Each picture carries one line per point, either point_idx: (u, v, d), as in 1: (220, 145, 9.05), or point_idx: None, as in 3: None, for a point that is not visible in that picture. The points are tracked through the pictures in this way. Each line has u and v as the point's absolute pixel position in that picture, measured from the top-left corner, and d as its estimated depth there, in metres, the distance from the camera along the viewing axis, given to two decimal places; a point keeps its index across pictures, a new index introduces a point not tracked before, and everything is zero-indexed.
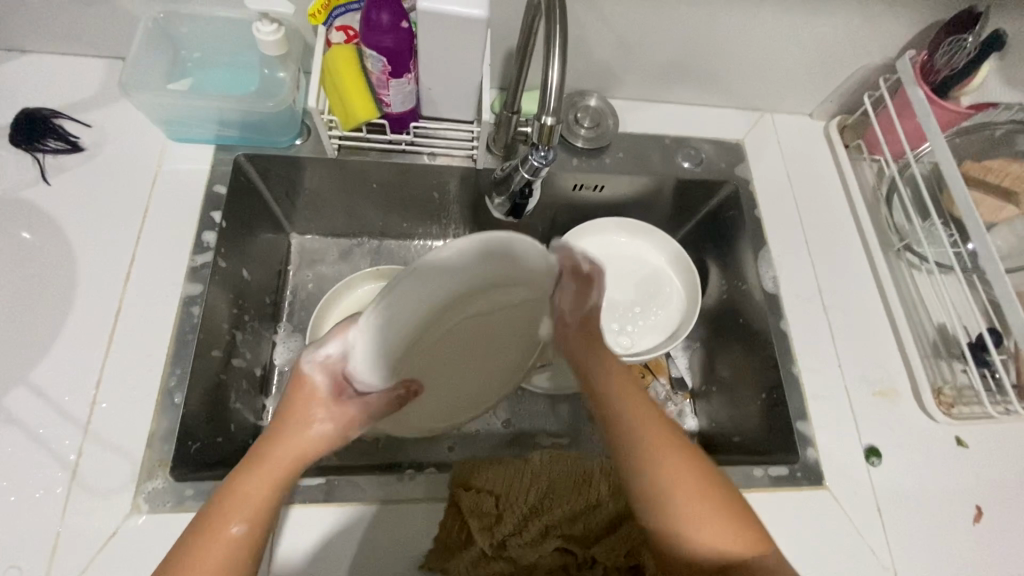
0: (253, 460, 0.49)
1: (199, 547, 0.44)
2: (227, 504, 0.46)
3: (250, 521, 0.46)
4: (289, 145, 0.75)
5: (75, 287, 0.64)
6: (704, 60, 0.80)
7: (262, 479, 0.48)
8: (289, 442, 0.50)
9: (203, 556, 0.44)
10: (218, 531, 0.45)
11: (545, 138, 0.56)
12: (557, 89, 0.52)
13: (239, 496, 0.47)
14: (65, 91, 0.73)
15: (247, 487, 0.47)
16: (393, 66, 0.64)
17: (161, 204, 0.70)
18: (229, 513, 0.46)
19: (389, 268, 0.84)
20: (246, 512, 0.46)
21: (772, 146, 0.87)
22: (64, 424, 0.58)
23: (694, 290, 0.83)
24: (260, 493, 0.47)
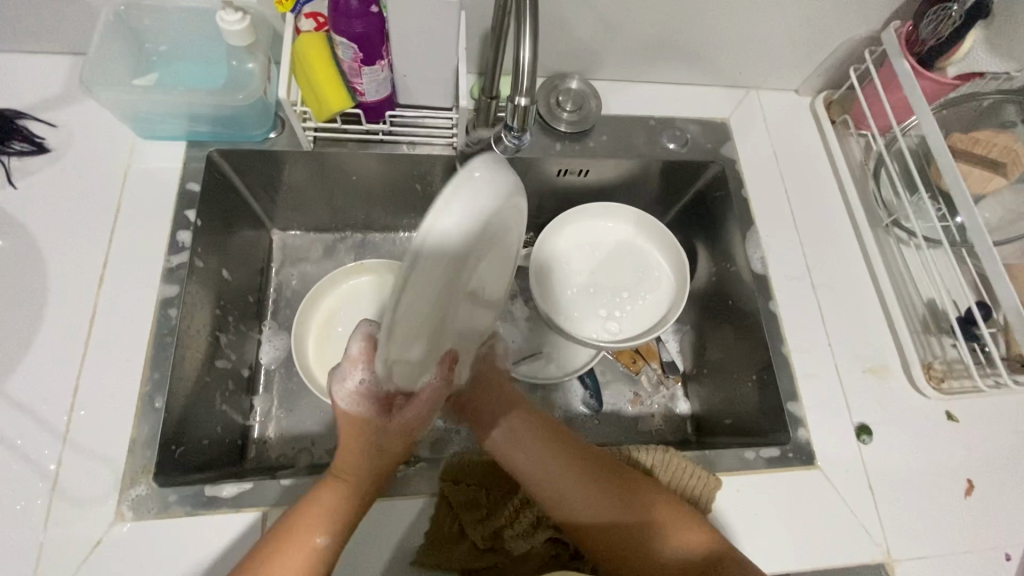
0: (331, 477, 0.54)
1: (284, 552, 0.50)
2: (307, 518, 0.52)
3: (330, 532, 0.51)
4: (263, 139, 0.73)
5: (47, 292, 0.63)
6: (687, 38, 0.78)
7: (337, 492, 0.53)
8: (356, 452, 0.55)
9: (289, 562, 0.50)
10: (303, 543, 0.50)
11: (518, 119, 0.57)
12: (529, 71, 0.51)
13: (316, 512, 0.52)
14: (28, 91, 0.71)
15: (327, 495, 0.53)
16: (364, 54, 0.62)
17: (133, 205, 0.68)
18: (310, 528, 0.51)
19: (372, 262, 0.83)
20: (325, 526, 0.51)
21: (758, 125, 0.86)
22: (42, 433, 0.57)
23: (682, 274, 0.81)
24: (339, 507, 0.53)
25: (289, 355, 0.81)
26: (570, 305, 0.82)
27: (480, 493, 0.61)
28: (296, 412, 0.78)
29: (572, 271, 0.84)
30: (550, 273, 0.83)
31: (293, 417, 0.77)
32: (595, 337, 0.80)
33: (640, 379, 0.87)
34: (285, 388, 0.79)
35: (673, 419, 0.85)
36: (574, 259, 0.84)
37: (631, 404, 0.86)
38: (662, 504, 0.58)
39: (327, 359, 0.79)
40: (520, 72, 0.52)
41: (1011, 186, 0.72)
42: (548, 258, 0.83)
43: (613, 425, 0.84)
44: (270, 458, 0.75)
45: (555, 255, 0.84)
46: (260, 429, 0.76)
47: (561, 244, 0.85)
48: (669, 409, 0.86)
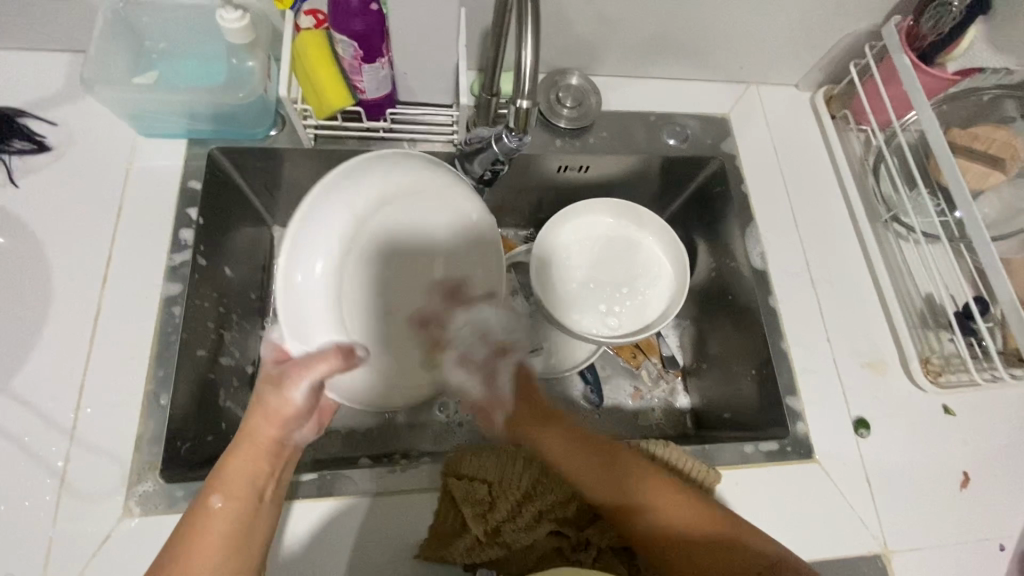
0: (239, 438, 0.49)
1: (192, 518, 0.47)
2: (217, 477, 0.48)
3: (227, 496, 0.47)
4: (263, 137, 0.73)
5: (51, 291, 0.63)
6: (686, 34, 0.79)
7: (245, 456, 0.49)
8: (257, 428, 0.49)
9: (194, 524, 0.46)
10: (202, 504, 0.47)
11: (521, 121, 0.56)
12: (530, 69, 0.51)
13: (223, 474, 0.48)
14: (29, 89, 0.71)
15: (236, 468, 0.48)
16: (364, 51, 0.62)
17: (135, 203, 0.68)
18: (212, 488, 0.48)
19: None
20: (224, 487, 0.48)
21: (758, 120, 0.86)
22: (50, 430, 0.58)
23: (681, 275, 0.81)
24: (243, 474, 0.48)
25: None
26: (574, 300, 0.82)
27: (484, 487, 0.61)
28: None
29: (573, 267, 0.84)
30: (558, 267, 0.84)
31: None
32: (594, 332, 0.81)
33: (640, 373, 0.89)
34: None
35: (672, 413, 0.86)
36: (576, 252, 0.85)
37: (632, 398, 0.87)
38: (658, 486, 0.61)
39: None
40: (522, 71, 0.52)
41: (1010, 181, 0.72)
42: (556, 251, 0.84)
43: (614, 419, 0.85)
44: None
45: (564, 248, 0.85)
46: None
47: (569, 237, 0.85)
48: (668, 403, 0.87)
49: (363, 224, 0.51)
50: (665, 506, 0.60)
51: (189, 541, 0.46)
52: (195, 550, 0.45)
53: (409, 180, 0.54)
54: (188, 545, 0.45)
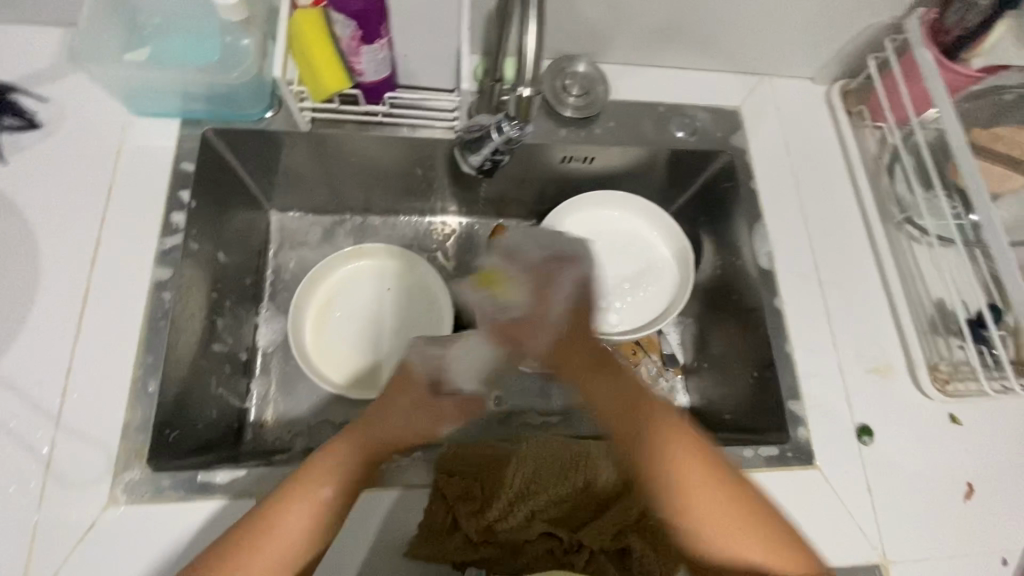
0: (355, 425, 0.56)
1: (290, 499, 0.51)
2: (324, 463, 0.52)
3: (337, 484, 0.52)
4: (259, 118, 0.70)
5: (39, 272, 0.61)
6: (699, 22, 0.76)
7: (358, 446, 0.54)
8: (381, 423, 0.57)
9: (292, 505, 0.50)
10: (311, 488, 0.51)
11: (522, 110, 0.55)
12: (533, 54, 0.48)
13: (332, 459, 0.53)
14: (18, 63, 0.68)
15: (346, 454, 0.53)
16: (363, 31, 0.59)
17: (125, 183, 0.66)
18: (323, 475, 0.52)
19: (370, 246, 0.87)
20: (336, 477, 0.52)
21: (771, 114, 0.83)
22: (36, 416, 0.57)
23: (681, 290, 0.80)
24: (353, 462, 0.53)
25: (285, 339, 0.82)
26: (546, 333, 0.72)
27: (475, 485, 0.59)
28: (295, 396, 0.79)
29: None
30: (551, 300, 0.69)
31: (289, 401, 0.79)
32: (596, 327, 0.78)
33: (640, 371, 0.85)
34: (281, 371, 0.80)
35: None
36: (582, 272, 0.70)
37: None
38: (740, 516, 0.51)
39: (351, 337, 0.84)
40: (525, 55, 0.50)
41: None
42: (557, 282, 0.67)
43: None
44: (266, 441, 0.76)
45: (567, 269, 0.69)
46: (256, 412, 0.77)
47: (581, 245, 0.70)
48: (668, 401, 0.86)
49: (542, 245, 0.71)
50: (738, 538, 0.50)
51: (284, 517, 0.50)
52: (281, 529, 0.49)
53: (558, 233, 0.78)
54: (271, 528, 0.49)
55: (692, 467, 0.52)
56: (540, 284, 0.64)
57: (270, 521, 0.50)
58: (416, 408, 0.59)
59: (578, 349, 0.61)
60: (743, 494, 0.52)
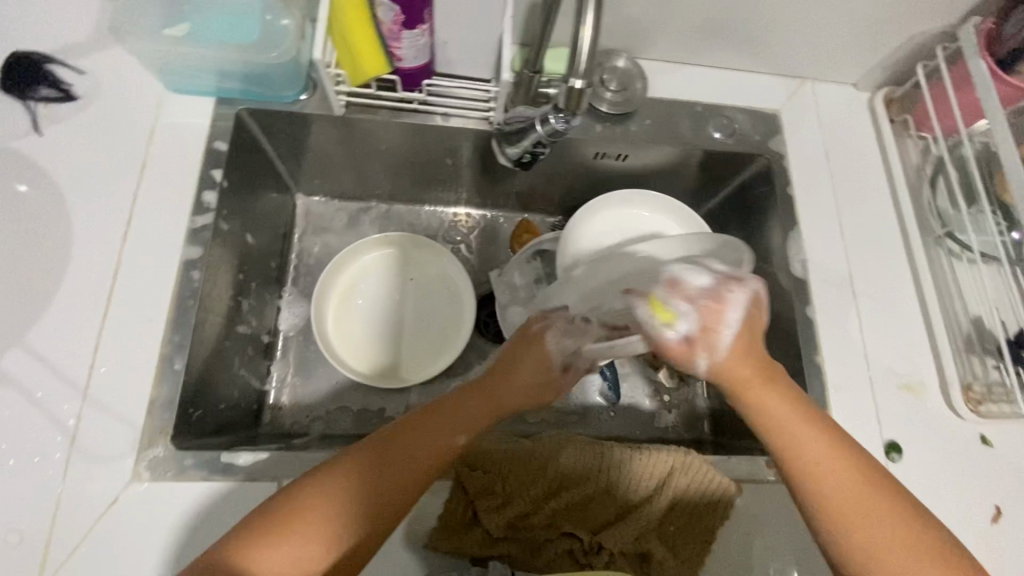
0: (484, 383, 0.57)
1: (411, 436, 0.52)
2: (450, 412, 0.54)
3: (459, 436, 0.53)
4: (293, 100, 0.70)
5: (71, 245, 0.61)
6: (744, 21, 0.74)
7: (482, 403, 0.56)
8: (463, 408, 0.55)
9: (410, 443, 0.51)
10: (433, 433, 0.53)
11: (573, 104, 0.53)
12: (590, 43, 0.47)
13: (456, 412, 0.54)
14: (56, 34, 0.68)
15: (468, 409, 0.55)
16: (406, 16, 0.59)
17: (158, 160, 0.65)
18: (449, 422, 0.53)
19: (394, 235, 0.86)
20: (460, 428, 0.54)
21: (811, 119, 0.81)
22: (63, 388, 0.57)
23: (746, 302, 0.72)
24: (478, 416, 0.55)
25: (307, 323, 0.82)
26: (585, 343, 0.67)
27: (496, 481, 0.59)
28: (314, 381, 0.79)
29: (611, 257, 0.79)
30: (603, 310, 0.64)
31: (309, 385, 0.79)
32: None
33: (659, 374, 0.86)
34: (301, 355, 0.80)
35: (689, 416, 0.84)
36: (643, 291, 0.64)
37: (649, 398, 0.85)
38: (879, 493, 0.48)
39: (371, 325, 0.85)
40: (578, 47, 0.49)
41: None
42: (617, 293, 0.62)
43: (629, 419, 0.84)
44: (284, 424, 0.76)
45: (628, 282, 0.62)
46: (275, 395, 0.77)
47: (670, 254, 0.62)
48: (687, 405, 0.85)
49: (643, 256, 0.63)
50: (884, 515, 0.47)
51: (401, 451, 0.51)
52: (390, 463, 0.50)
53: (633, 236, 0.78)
54: (387, 459, 0.50)
55: (836, 445, 0.49)
56: (712, 320, 0.48)
57: (387, 453, 0.50)
58: (541, 377, 0.58)
59: (751, 359, 0.49)
60: (919, 536, 0.47)
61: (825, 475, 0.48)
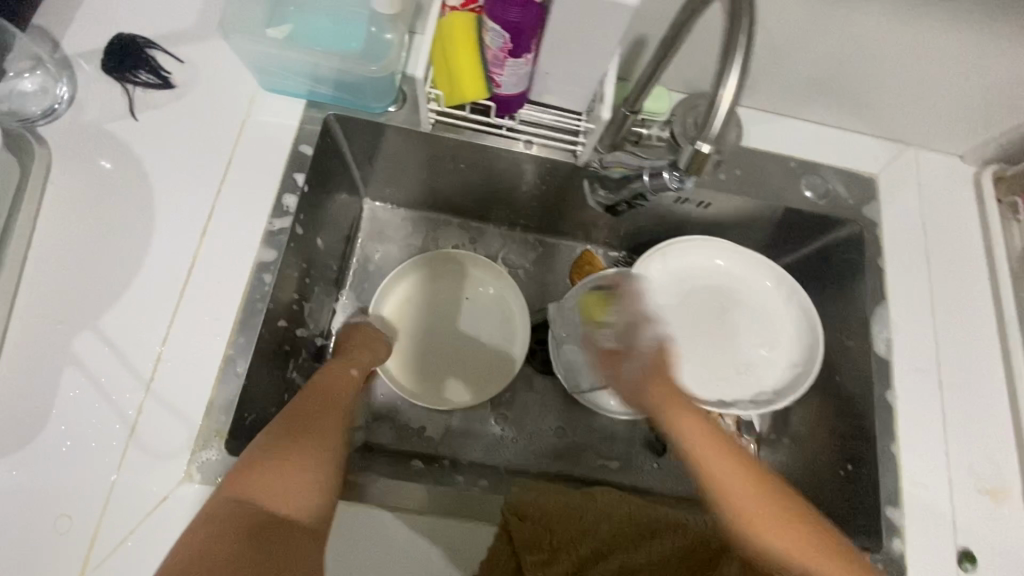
0: (340, 357, 0.70)
1: (320, 395, 0.62)
2: (330, 372, 0.66)
3: (348, 386, 0.66)
4: (381, 112, 0.69)
5: (151, 233, 0.61)
6: (856, 80, 0.70)
7: (350, 365, 0.68)
8: (337, 369, 0.67)
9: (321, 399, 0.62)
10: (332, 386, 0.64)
11: (695, 165, 0.47)
12: (729, 110, 0.42)
13: (337, 371, 0.66)
14: (162, 21, 0.68)
15: (340, 368, 0.67)
16: (513, 45, 0.57)
17: (244, 157, 0.65)
18: (336, 377, 0.66)
19: (459, 252, 0.86)
20: (344, 379, 0.66)
21: (911, 189, 0.77)
22: (127, 378, 0.56)
23: (812, 363, 0.71)
24: (352, 371, 0.68)
25: None
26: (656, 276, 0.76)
27: (546, 536, 0.56)
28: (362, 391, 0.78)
29: (690, 312, 0.76)
30: (686, 275, 0.77)
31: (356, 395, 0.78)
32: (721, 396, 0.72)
33: None
34: None
35: None
36: (718, 284, 0.77)
37: None
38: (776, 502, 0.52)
39: (411, 336, 0.83)
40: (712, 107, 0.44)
41: None
42: (700, 253, 0.78)
43: (674, 474, 0.80)
44: None
45: (725, 271, 0.78)
46: None
47: (745, 270, 0.78)
48: None
49: (714, 296, 0.77)
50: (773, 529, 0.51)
51: (319, 405, 0.61)
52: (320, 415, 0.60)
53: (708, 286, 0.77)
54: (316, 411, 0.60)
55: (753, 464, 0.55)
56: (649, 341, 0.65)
57: (313, 406, 0.61)
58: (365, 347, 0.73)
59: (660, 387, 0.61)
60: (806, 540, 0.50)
61: (744, 488, 0.53)
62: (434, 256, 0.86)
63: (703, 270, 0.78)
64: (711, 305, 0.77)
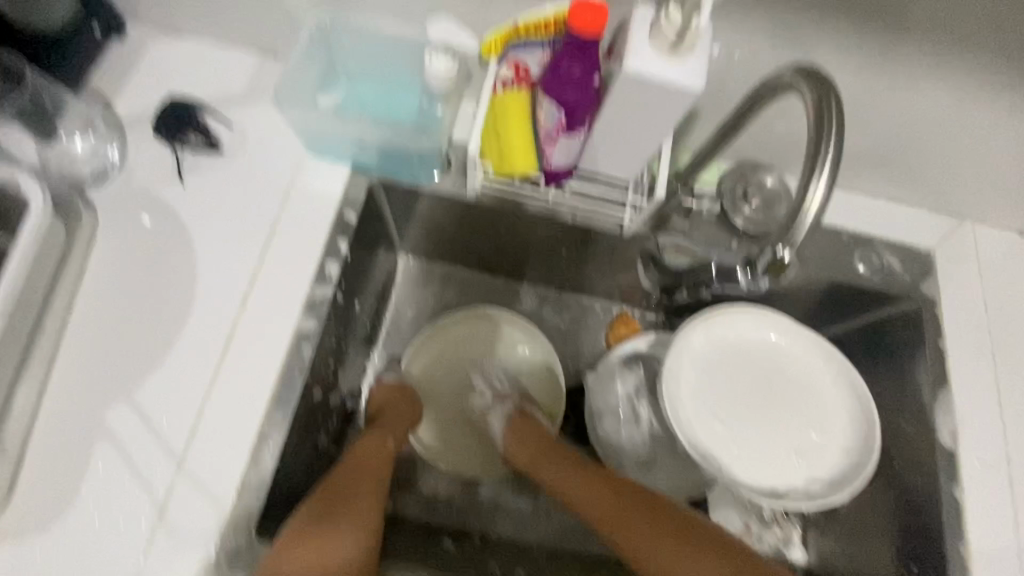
0: (384, 417, 0.70)
1: (369, 453, 0.64)
2: (379, 432, 0.67)
3: (393, 442, 0.67)
4: (426, 177, 0.67)
5: (192, 300, 0.60)
6: (914, 156, 0.68)
7: (397, 427, 0.70)
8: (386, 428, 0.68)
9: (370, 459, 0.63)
10: (378, 444, 0.65)
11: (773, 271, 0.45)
12: (819, 218, 0.41)
13: (384, 429, 0.68)
14: (214, 85, 0.69)
15: (386, 428, 0.68)
16: (568, 121, 0.55)
17: (289, 223, 0.64)
18: (383, 436, 0.67)
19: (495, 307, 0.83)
20: (389, 436, 0.67)
21: (969, 266, 0.74)
22: (159, 453, 0.55)
23: (869, 454, 0.66)
24: (399, 432, 0.69)
25: None
26: (699, 348, 0.70)
27: None
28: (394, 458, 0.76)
29: (738, 389, 0.71)
30: (731, 348, 0.72)
31: None
32: (774, 486, 0.66)
33: (753, 511, 0.77)
34: None
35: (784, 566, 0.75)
36: (766, 361, 0.72)
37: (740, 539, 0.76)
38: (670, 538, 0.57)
39: (448, 392, 0.83)
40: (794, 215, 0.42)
41: None
42: (746, 327, 0.72)
43: None
44: None
45: (776, 346, 0.72)
46: None
47: (791, 342, 0.72)
48: (781, 553, 0.75)
49: (763, 372, 0.72)
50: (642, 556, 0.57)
51: (368, 466, 0.62)
52: (368, 478, 0.61)
53: (756, 360, 0.72)
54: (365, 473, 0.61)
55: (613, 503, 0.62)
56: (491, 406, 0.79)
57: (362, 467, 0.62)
58: (406, 408, 0.73)
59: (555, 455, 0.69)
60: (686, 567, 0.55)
61: (591, 503, 0.63)
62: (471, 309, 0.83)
63: (751, 342, 0.72)
64: (761, 381, 0.71)
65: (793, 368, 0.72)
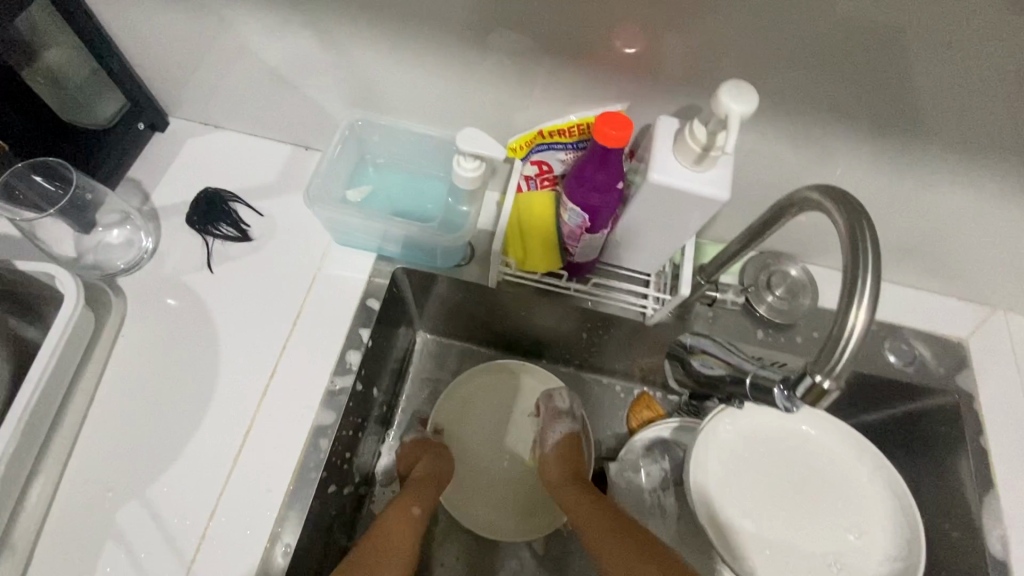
0: (418, 476, 0.67)
1: (390, 525, 0.60)
2: (406, 495, 0.64)
3: (420, 505, 0.63)
4: (450, 267, 0.69)
5: (213, 391, 0.60)
6: (941, 249, 0.67)
7: (432, 479, 0.67)
8: (419, 488, 0.65)
9: (392, 530, 0.60)
10: (403, 512, 0.62)
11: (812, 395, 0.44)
12: (860, 345, 0.41)
13: (413, 490, 0.65)
14: (247, 176, 0.72)
15: (416, 488, 0.65)
16: (591, 223, 0.56)
17: (312, 312, 0.65)
18: (408, 502, 0.63)
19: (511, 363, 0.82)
20: (417, 498, 0.64)
21: (1005, 358, 0.71)
22: (169, 556, 0.53)
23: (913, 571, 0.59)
24: (432, 488, 0.66)
25: None
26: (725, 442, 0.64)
27: None
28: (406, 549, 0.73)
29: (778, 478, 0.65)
30: (765, 436, 0.66)
31: None
32: None
33: None
34: None
35: None
36: (800, 454, 0.66)
37: None
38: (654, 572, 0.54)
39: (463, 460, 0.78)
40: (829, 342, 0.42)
41: None
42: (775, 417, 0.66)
43: None
44: None
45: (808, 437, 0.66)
46: None
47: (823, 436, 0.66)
48: None
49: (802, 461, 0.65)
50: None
51: (387, 539, 0.59)
52: (384, 551, 0.57)
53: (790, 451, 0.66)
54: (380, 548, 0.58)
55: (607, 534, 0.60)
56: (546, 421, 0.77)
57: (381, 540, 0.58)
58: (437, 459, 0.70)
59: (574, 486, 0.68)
60: None
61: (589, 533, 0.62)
62: (488, 371, 0.82)
63: (787, 430, 0.67)
64: (801, 470, 0.65)
65: (829, 464, 0.65)
